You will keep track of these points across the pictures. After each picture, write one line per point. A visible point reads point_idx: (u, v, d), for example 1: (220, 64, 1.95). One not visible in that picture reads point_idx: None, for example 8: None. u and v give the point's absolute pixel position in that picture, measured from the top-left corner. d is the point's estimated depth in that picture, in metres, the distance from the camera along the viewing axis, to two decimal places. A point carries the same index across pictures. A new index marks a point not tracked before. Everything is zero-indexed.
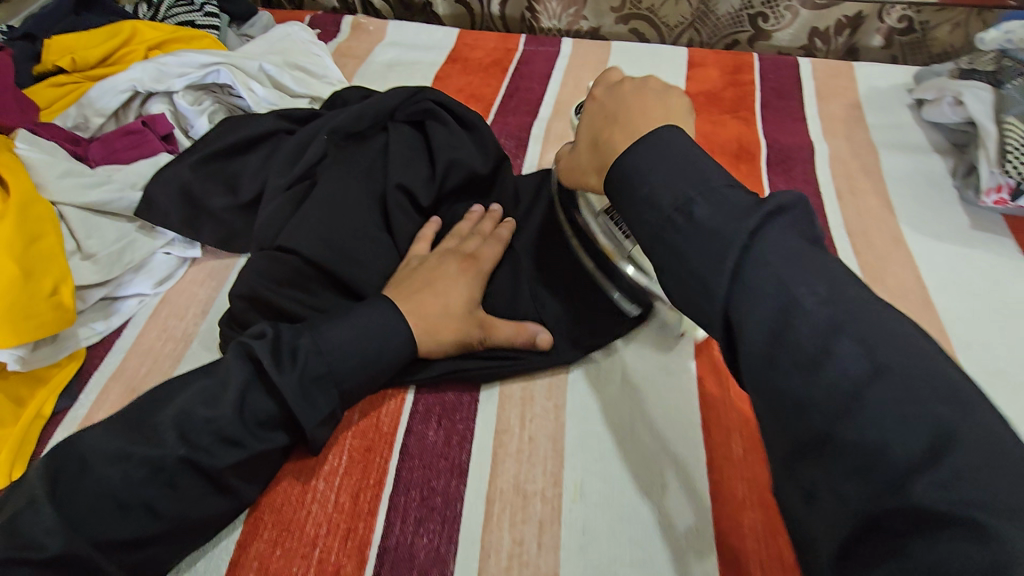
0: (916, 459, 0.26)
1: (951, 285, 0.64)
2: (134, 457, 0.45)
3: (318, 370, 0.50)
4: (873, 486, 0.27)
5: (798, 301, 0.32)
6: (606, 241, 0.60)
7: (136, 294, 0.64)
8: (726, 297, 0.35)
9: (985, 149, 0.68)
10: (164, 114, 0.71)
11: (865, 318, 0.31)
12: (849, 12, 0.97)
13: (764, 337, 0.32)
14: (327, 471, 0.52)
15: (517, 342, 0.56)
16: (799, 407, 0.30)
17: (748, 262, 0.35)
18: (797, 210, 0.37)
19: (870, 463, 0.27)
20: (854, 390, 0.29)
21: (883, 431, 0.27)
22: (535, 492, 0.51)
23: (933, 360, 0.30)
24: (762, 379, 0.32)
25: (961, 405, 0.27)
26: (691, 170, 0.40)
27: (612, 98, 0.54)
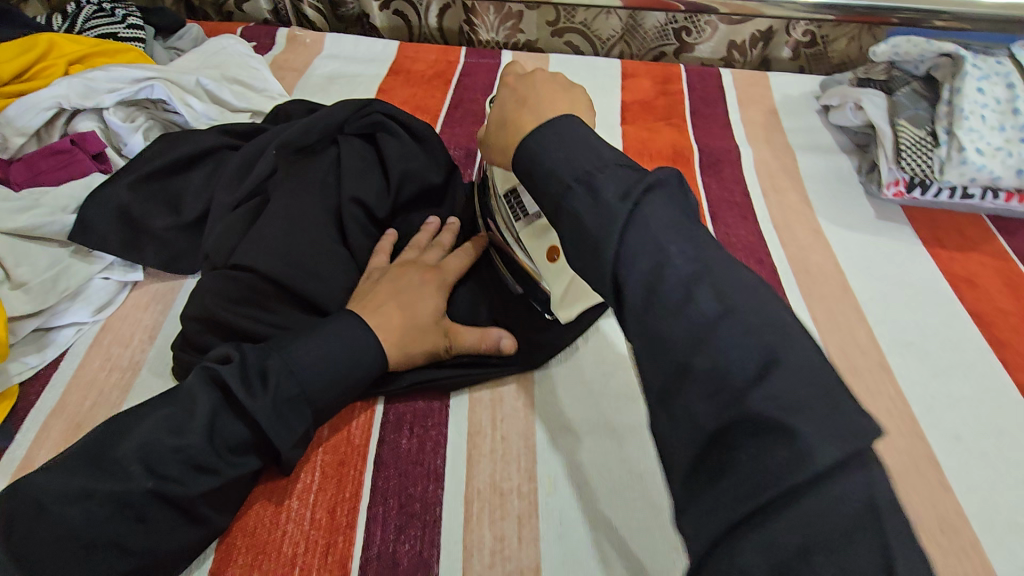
0: (746, 375, 0.32)
1: (865, 269, 0.72)
2: (98, 492, 0.43)
3: (290, 392, 0.49)
4: (719, 402, 0.32)
5: (670, 257, 0.36)
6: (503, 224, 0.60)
7: (74, 324, 0.60)
8: (614, 259, 0.37)
9: (882, 149, 0.76)
10: (94, 131, 0.67)
11: (718, 267, 0.36)
12: (761, 27, 1.06)
13: (643, 292, 0.36)
14: (300, 489, 0.52)
15: (482, 348, 0.58)
16: (662, 345, 0.34)
17: (632, 229, 0.37)
18: (671, 185, 0.40)
19: (716, 384, 0.32)
20: (708, 328, 0.33)
21: (722, 354, 0.32)
22: (511, 488, 0.52)
23: (752, 286, 0.35)
24: (640, 322, 0.36)
25: (780, 332, 0.33)
26: (589, 153, 0.42)
27: (523, 82, 0.52)
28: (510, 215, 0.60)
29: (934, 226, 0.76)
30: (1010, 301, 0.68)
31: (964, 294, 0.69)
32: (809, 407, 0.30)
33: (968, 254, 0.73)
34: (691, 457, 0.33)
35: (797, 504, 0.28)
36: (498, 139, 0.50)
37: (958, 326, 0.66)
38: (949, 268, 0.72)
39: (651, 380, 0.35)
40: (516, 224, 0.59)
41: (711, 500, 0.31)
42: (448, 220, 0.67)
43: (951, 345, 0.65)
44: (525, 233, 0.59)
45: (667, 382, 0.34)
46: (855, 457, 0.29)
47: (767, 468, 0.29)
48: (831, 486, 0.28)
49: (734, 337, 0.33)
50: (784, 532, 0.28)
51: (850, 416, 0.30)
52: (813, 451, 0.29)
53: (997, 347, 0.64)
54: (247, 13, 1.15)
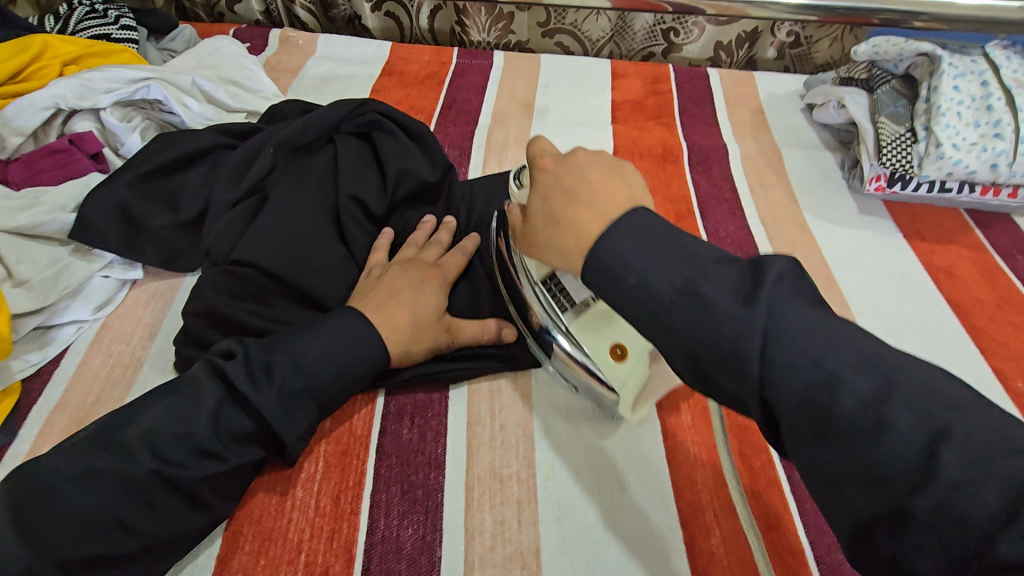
0: (988, 517, 0.27)
1: (849, 261, 0.74)
2: (107, 474, 0.44)
3: (295, 386, 0.50)
4: (963, 555, 0.27)
5: (841, 379, 0.32)
6: (543, 314, 0.56)
7: (74, 321, 0.61)
8: (761, 381, 0.33)
9: (864, 145, 0.79)
10: (91, 131, 0.68)
11: (903, 376, 0.31)
12: (747, 28, 1.09)
13: (815, 419, 0.32)
14: (304, 479, 0.53)
15: (483, 339, 0.59)
16: (863, 481, 0.30)
17: (774, 348, 0.33)
18: (790, 282, 0.35)
19: (950, 530, 0.27)
20: (923, 462, 0.29)
21: (956, 494, 0.28)
22: (511, 475, 0.54)
23: (951, 394, 0.31)
24: (824, 457, 0.31)
25: (1018, 454, 0.28)
26: (684, 258, 0.38)
27: (567, 169, 0.45)
28: (554, 307, 0.55)
29: (914, 220, 0.79)
30: (986, 291, 0.71)
31: (942, 284, 0.72)
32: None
33: (946, 246, 0.76)
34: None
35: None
36: (548, 238, 0.44)
37: (937, 315, 0.69)
38: (929, 259, 0.75)
39: (850, 522, 0.31)
40: (562, 315, 0.55)
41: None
42: (444, 220, 0.69)
43: (930, 333, 0.67)
44: (574, 326, 0.55)
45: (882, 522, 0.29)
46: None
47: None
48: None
49: (966, 470, 0.28)
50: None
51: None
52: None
53: (973, 335, 0.67)
54: (239, 14, 1.16)
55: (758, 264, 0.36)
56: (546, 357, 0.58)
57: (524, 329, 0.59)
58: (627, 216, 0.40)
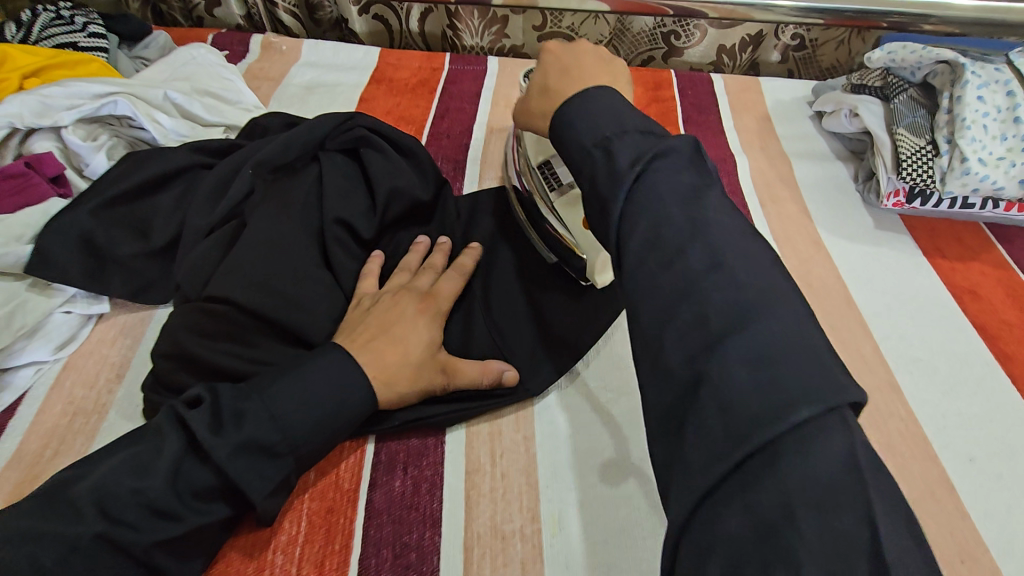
0: (725, 326, 0.32)
1: (867, 281, 0.70)
2: (48, 537, 0.39)
3: (270, 439, 0.46)
4: (700, 356, 0.32)
5: (670, 216, 0.36)
6: (537, 194, 0.67)
7: (32, 363, 0.55)
8: (622, 211, 0.38)
9: (882, 157, 0.75)
10: (52, 152, 0.62)
11: (714, 227, 0.36)
12: (750, 32, 1.04)
13: (643, 244, 0.36)
14: (284, 542, 0.48)
15: (484, 382, 0.55)
16: (650, 297, 0.35)
17: (642, 185, 0.38)
18: (677, 155, 0.39)
19: (696, 335, 0.32)
20: (695, 280, 0.34)
21: (707, 307, 0.33)
22: (513, 531, 0.49)
23: (751, 252, 0.35)
24: (637, 281, 0.36)
25: (767, 291, 0.33)
26: (621, 116, 0.42)
27: (567, 50, 0.54)
28: (544, 186, 0.67)
29: (934, 236, 0.75)
30: (1013, 312, 0.67)
31: (967, 306, 0.68)
32: (788, 356, 0.30)
33: (969, 263, 0.72)
34: (668, 410, 0.33)
35: (778, 454, 0.28)
36: (541, 105, 0.53)
37: (962, 340, 0.65)
38: (951, 279, 0.71)
39: (641, 338, 0.36)
40: (550, 194, 0.66)
41: (688, 454, 0.30)
42: (440, 239, 0.64)
43: (957, 361, 0.63)
44: (558, 203, 0.65)
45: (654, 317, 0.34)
46: (833, 411, 0.28)
47: (745, 417, 0.29)
48: (809, 440, 0.28)
49: (729, 293, 0.33)
50: (759, 488, 0.27)
51: (830, 374, 0.30)
52: (789, 403, 0.28)
53: (1003, 361, 0.63)
54: (218, 19, 1.09)
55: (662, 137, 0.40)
56: (537, 238, 0.66)
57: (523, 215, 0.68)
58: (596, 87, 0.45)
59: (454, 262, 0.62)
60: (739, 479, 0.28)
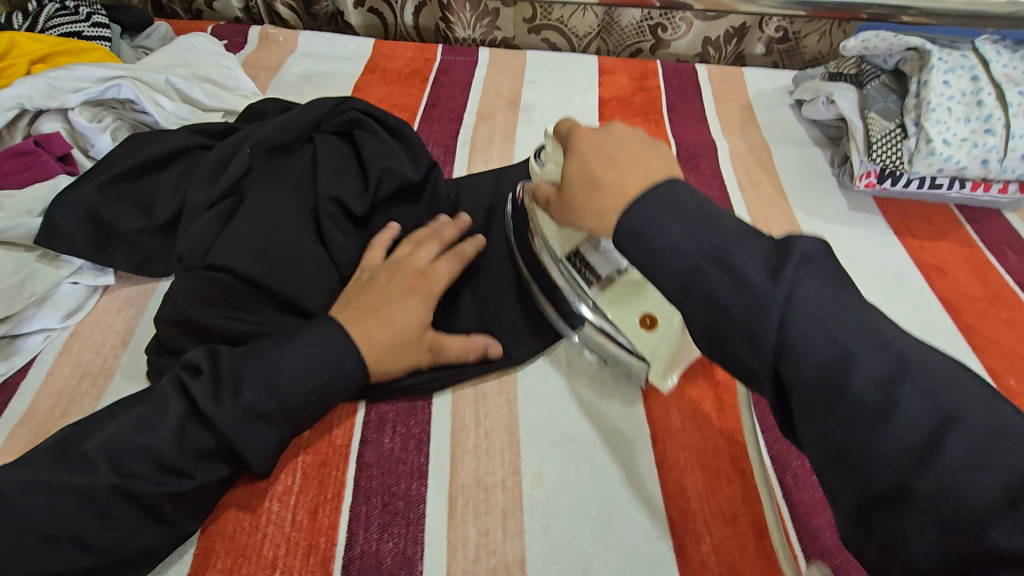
0: (984, 504, 0.29)
1: (838, 259, 0.73)
2: (67, 487, 0.43)
3: (267, 406, 0.49)
4: (957, 540, 0.29)
5: (857, 356, 0.33)
6: (572, 292, 0.59)
7: (42, 330, 0.58)
8: (775, 350, 0.35)
9: (854, 141, 0.78)
10: (58, 132, 0.65)
11: (918, 362, 0.33)
12: (734, 24, 1.08)
13: (826, 399, 0.33)
14: (280, 491, 0.51)
15: (470, 357, 0.57)
16: (869, 459, 0.32)
17: (792, 321, 0.35)
18: (816, 259, 0.37)
19: (946, 513, 0.29)
20: (928, 443, 0.31)
21: (955, 481, 0.30)
22: (495, 483, 0.52)
23: (979, 397, 0.32)
24: (835, 435, 0.33)
25: (1020, 449, 0.30)
26: (719, 228, 0.40)
27: (603, 139, 0.50)
28: (581, 282, 0.58)
29: (905, 216, 0.78)
30: (977, 288, 0.70)
31: (933, 281, 0.71)
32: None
33: (938, 242, 0.75)
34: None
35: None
36: (585, 199, 0.47)
37: (928, 312, 0.68)
38: (920, 257, 0.74)
39: (851, 494, 0.33)
40: (588, 290, 0.58)
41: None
42: (458, 217, 0.66)
43: (921, 331, 0.66)
44: (600, 299, 0.57)
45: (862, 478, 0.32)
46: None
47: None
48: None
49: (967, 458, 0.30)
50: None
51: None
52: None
53: (965, 332, 0.66)
54: (217, 11, 1.13)
55: (786, 243, 0.38)
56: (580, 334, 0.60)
57: (557, 313, 0.62)
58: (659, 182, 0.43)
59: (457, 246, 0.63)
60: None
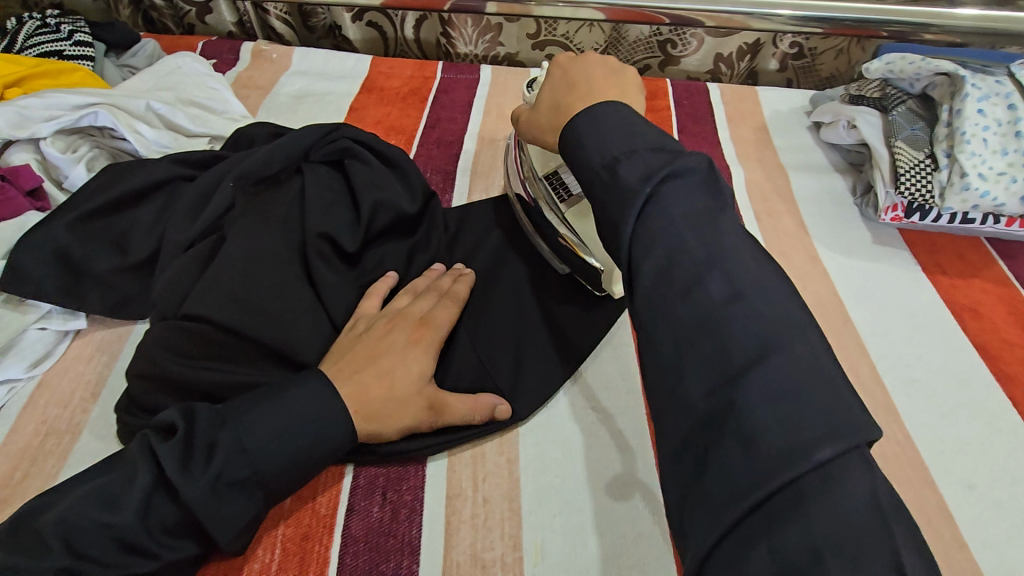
0: (743, 361, 0.33)
1: (863, 299, 0.68)
2: (14, 572, 0.39)
3: (241, 474, 0.44)
4: (720, 394, 0.33)
5: (687, 245, 0.38)
6: (546, 205, 0.65)
7: (6, 382, 0.54)
8: (630, 238, 0.39)
9: (879, 170, 0.73)
10: (28, 165, 0.61)
11: (730, 257, 0.37)
12: (748, 40, 1.03)
13: (654, 275, 0.37)
14: (256, 571, 0.46)
15: (475, 420, 0.53)
16: (665, 331, 0.36)
17: (654, 210, 0.38)
18: (699, 174, 0.40)
19: (714, 370, 0.33)
20: (710, 314, 0.35)
21: (724, 344, 0.34)
22: (494, 559, 0.48)
23: (774, 290, 0.36)
24: (648, 308, 0.37)
25: (785, 327, 0.34)
26: (632, 135, 0.43)
27: (575, 65, 0.57)
28: (552, 195, 0.65)
29: (934, 251, 0.73)
30: (1015, 331, 0.65)
31: (966, 324, 0.66)
32: (808, 392, 0.31)
33: (970, 280, 0.70)
34: (690, 445, 0.34)
35: (801, 494, 0.29)
36: (549, 119, 0.56)
37: (962, 360, 0.63)
38: (951, 296, 0.69)
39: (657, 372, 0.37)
40: (559, 205, 0.64)
41: (709, 493, 0.31)
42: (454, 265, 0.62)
43: (955, 382, 0.61)
44: (569, 213, 0.64)
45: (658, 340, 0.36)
46: (852, 452, 0.29)
47: (769, 456, 0.30)
48: (832, 482, 0.29)
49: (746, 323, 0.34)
50: (785, 530, 0.28)
51: (852, 414, 0.31)
52: (808, 443, 0.29)
53: (1004, 383, 0.61)
54: (210, 26, 1.09)
55: (675, 157, 0.41)
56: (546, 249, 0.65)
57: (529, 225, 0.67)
58: (603, 102, 0.46)
59: (453, 287, 0.60)
60: (761, 520, 0.29)
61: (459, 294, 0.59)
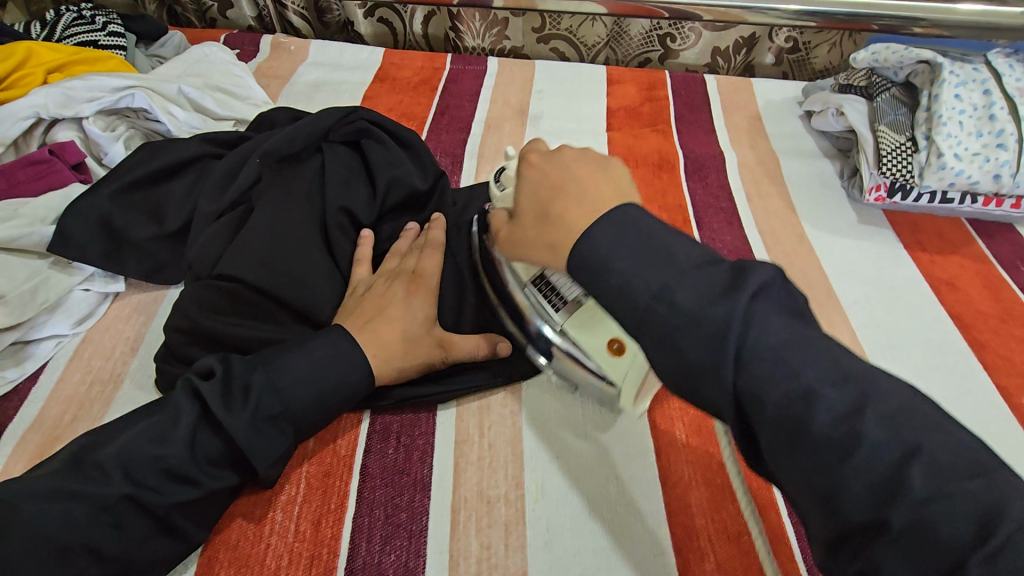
0: (959, 539, 0.28)
1: (847, 273, 0.73)
2: (80, 496, 0.43)
3: (273, 410, 0.49)
4: (946, 575, 0.28)
5: (817, 394, 0.32)
6: (541, 320, 0.55)
7: (53, 336, 0.59)
8: (734, 385, 0.34)
9: (864, 153, 0.78)
10: (73, 141, 0.67)
11: (880, 397, 0.32)
12: (744, 34, 1.07)
13: (790, 438, 0.32)
14: (284, 501, 0.51)
15: (479, 354, 0.58)
16: (841, 497, 0.31)
17: (749, 353, 0.34)
18: (774, 289, 0.36)
19: (926, 552, 0.28)
20: (893, 480, 0.30)
21: (924, 510, 0.29)
22: (498, 496, 0.52)
23: (947, 431, 0.31)
24: (799, 473, 0.32)
25: (976, 472, 0.30)
26: (671, 257, 0.38)
27: (553, 163, 0.46)
28: (546, 308, 0.55)
29: (915, 229, 0.77)
30: (989, 304, 0.69)
31: (943, 295, 0.70)
32: None
33: (948, 257, 0.74)
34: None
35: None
36: (538, 232, 0.45)
37: (939, 329, 0.67)
38: (930, 271, 0.73)
39: (828, 534, 0.32)
40: (554, 316, 0.54)
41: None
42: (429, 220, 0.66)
43: (931, 348, 0.66)
44: (567, 323, 0.54)
45: (832, 510, 0.31)
46: None
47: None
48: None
49: (939, 493, 0.29)
50: None
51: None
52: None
53: (977, 350, 0.65)
54: (230, 20, 1.14)
55: (741, 268, 0.36)
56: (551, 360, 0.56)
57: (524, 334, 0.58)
58: (615, 210, 0.41)
59: (429, 236, 0.64)
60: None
61: (437, 240, 0.64)
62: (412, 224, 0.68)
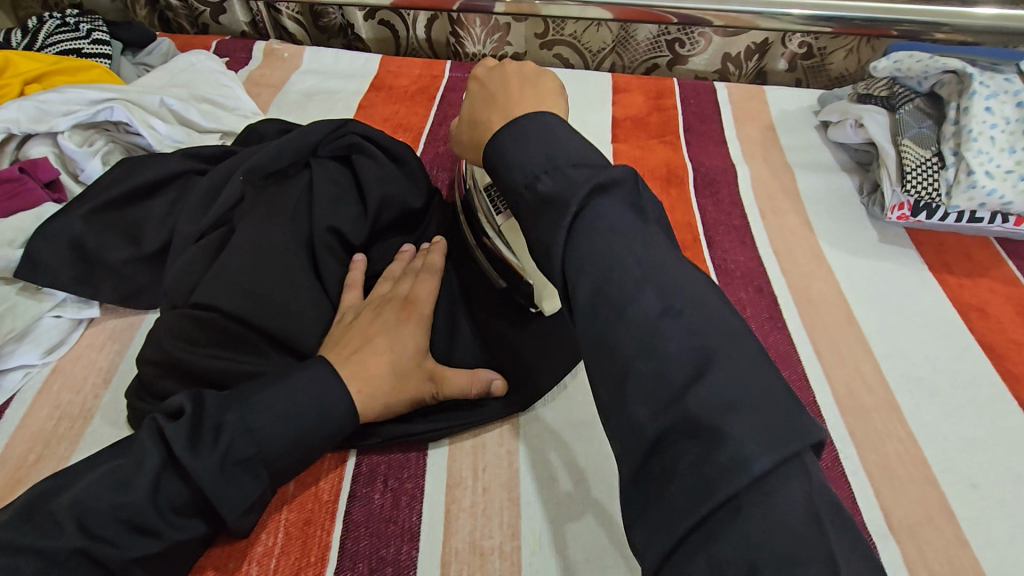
0: (684, 375, 0.31)
1: (868, 297, 0.68)
2: (30, 551, 0.39)
3: (247, 453, 0.45)
4: (660, 409, 0.30)
5: (622, 259, 0.35)
6: (484, 221, 0.62)
7: (21, 367, 0.56)
8: (563, 258, 0.37)
9: (885, 168, 0.73)
10: (47, 157, 0.63)
11: (663, 271, 0.35)
12: (756, 40, 1.02)
13: (591, 294, 0.35)
14: (260, 553, 0.47)
15: (472, 393, 0.54)
16: (608, 351, 0.33)
17: (583, 222, 0.37)
18: (627, 185, 0.39)
19: (655, 387, 0.31)
20: (647, 330, 0.32)
21: (663, 357, 0.31)
22: (492, 547, 0.48)
23: (729, 324, 0.33)
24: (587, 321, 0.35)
25: (721, 335, 0.32)
26: (552, 147, 0.41)
27: (494, 77, 0.53)
28: (490, 211, 0.61)
29: (941, 250, 0.73)
30: (1023, 332, 0.65)
31: (973, 323, 0.66)
32: (749, 403, 0.30)
33: (978, 280, 0.70)
34: (636, 462, 0.31)
35: (744, 506, 0.27)
36: (470, 137, 0.52)
37: (969, 359, 0.62)
38: (958, 295, 0.68)
39: (601, 388, 0.34)
40: (495, 218, 0.60)
41: (647, 509, 0.30)
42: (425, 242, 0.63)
43: (961, 380, 0.61)
44: (504, 227, 0.60)
45: (596, 350, 0.34)
46: (791, 459, 0.28)
47: (709, 471, 0.28)
48: (773, 496, 0.27)
49: (684, 336, 0.32)
50: (723, 546, 0.27)
51: (798, 416, 0.30)
52: (747, 453, 0.28)
53: (1011, 383, 0.61)
54: (224, 26, 1.11)
55: (601, 168, 0.39)
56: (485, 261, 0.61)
57: (471, 237, 0.64)
58: (527, 113, 0.44)
59: (427, 261, 0.61)
60: (699, 538, 0.28)
61: (435, 264, 0.60)
62: (409, 246, 0.64)
